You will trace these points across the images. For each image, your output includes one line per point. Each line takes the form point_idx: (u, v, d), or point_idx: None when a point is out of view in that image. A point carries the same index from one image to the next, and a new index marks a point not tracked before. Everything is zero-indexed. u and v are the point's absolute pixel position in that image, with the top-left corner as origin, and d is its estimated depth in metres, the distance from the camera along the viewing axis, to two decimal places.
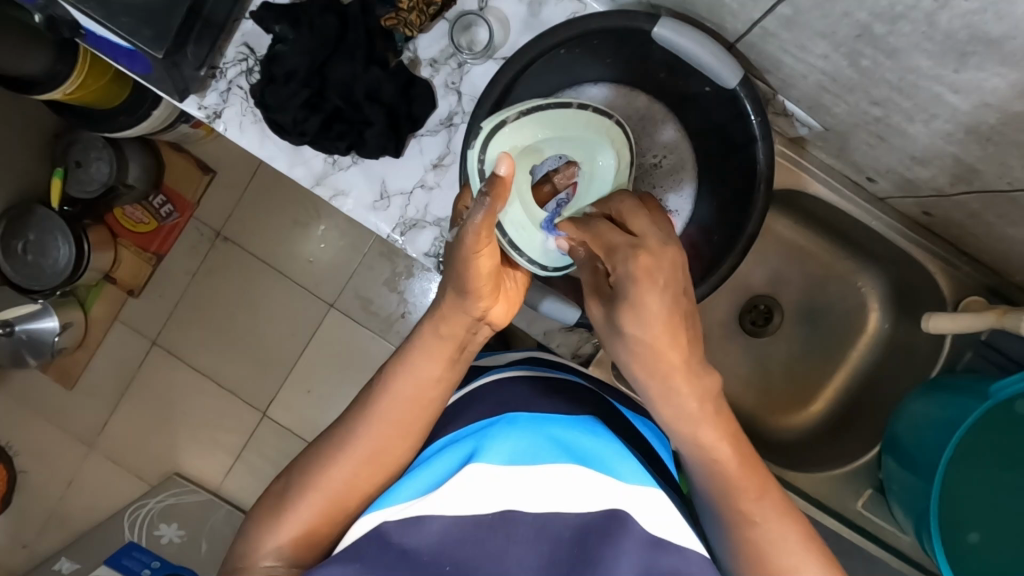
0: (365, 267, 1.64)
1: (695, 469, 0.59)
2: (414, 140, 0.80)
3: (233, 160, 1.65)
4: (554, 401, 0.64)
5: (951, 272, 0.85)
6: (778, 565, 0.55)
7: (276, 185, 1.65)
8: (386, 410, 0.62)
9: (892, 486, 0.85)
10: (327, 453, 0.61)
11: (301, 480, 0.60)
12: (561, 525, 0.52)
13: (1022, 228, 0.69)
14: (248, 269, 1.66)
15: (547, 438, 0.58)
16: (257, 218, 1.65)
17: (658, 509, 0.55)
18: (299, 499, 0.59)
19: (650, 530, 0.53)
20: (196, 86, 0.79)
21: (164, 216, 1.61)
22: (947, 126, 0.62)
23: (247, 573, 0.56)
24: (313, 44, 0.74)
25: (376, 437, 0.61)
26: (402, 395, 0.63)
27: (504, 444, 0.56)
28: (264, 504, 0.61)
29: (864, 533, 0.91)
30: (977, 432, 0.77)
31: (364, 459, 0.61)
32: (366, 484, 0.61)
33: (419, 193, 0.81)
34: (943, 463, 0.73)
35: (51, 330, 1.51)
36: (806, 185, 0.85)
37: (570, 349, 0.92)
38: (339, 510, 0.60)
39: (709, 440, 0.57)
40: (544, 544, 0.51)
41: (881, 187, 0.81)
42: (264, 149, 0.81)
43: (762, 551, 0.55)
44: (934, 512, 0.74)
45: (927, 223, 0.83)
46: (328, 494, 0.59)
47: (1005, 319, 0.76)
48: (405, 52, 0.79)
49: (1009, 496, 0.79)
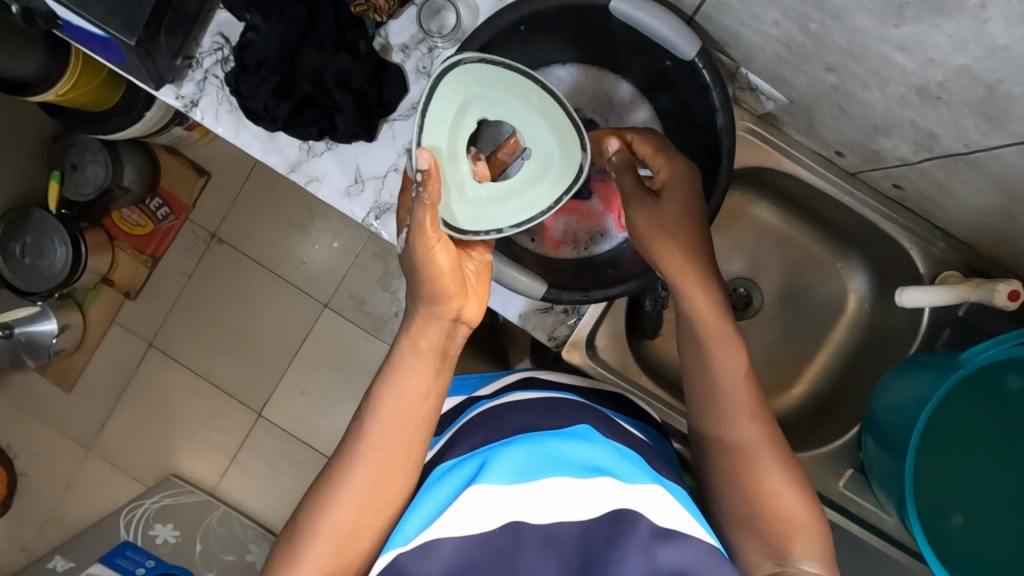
0: (359, 267, 1.68)
1: (700, 416, 0.69)
2: (386, 125, 0.80)
3: (227, 162, 1.69)
4: (549, 415, 0.66)
5: (924, 246, 0.84)
6: (758, 481, 0.64)
7: (271, 187, 1.69)
8: (375, 435, 0.62)
9: (873, 467, 0.84)
10: (325, 493, 0.61)
11: (303, 528, 0.60)
12: (567, 533, 0.54)
13: (987, 195, 0.69)
14: (242, 274, 1.69)
15: (546, 454, 0.58)
16: (251, 218, 1.69)
17: (659, 504, 0.56)
18: (307, 544, 0.59)
19: (657, 526, 0.54)
20: (172, 75, 0.79)
21: (160, 218, 1.66)
22: (900, 89, 0.62)
23: None
24: (282, 31, 0.75)
25: (372, 460, 0.61)
26: (388, 420, 0.62)
27: (505, 463, 0.57)
28: (274, 558, 0.60)
29: (845, 514, 0.90)
30: (955, 401, 0.76)
31: (363, 489, 0.60)
32: (370, 517, 0.60)
33: (392, 177, 0.81)
34: (916, 436, 0.72)
35: (50, 332, 1.54)
36: (775, 162, 0.85)
37: (546, 332, 0.84)
38: (350, 550, 0.60)
39: (710, 379, 0.68)
40: (554, 553, 0.53)
41: (850, 162, 0.81)
42: (240, 137, 0.81)
43: (746, 469, 0.64)
44: (909, 483, 0.72)
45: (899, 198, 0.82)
46: (335, 535, 0.59)
47: (979, 290, 0.77)
48: (377, 37, 0.79)
49: (995, 480, 0.77)
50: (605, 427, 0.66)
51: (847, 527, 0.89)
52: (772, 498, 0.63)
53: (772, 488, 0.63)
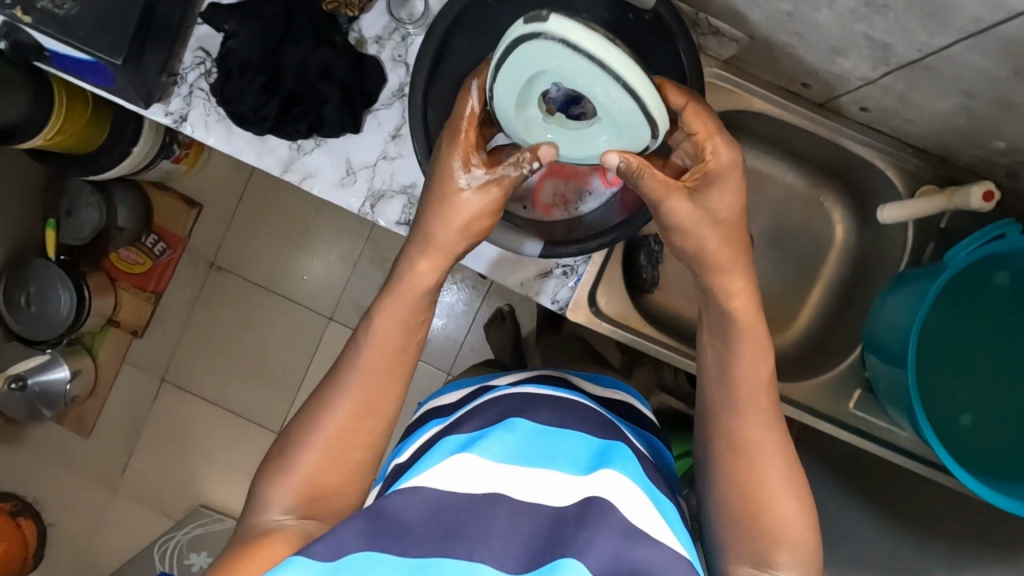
0: (357, 276, 1.75)
1: (711, 401, 0.71)
2: (371, 115, 0.83)
3: (217, 192, 1.75)
4: (551, 411, 0.71)
5: (898, 165, 0.88)
6: (756, 480, 0.67)
7: (262, 212, 1.76)
8: (364, 361, 0.68)
9: (880, 383, 0.86)
10: (317, 409, 0.67)
11: (297, 439, 0.66)
12: (539, 514, 0.59)
13: (948, 99, 0.72)
14: (252, 297, 1.77)
15: (541, 441, 0.67)
16: (249, 243, 1.76)
17: (637, 502, 0.61)
18: (299, 453, 0.65)
19: (630, 523, 0.58)
20: (159, 92, 0.82)
21: (158, 254, 1.67)
22: (848, 4, 0.64)
23: (259, 526, 0.62)
24: (262, 30, 0.78)
25: (362, 382, 0.67)
26: (376, 348, 0.68)
27: (500, 443, 0.65)
28: (262, 470, 0.67)
29: (859, 433, 0.93)
30: (947, 302, 0.83)
31: (344, 421, 0.66)
32: (348, 449, 0.66)
33: (382, 164, 0.84)
34: (914, 336, 0.76)
35: (62, 379, 1.55)
36: (744, 103, 0.89)
37: (548, 297, 0.87)
38: (337, 459, 0.65)
39: (736, 366, 0.71)
40: (528, 525, 0.59)
41: (816, 92, 0.85)
42: (231, 145, 0.84)
43: (750, 468, 0.67)
44: (914, 389, 0.75)
45: (866, 120, 0.86)
46: (326, 445, 0.65)
47: (955, 197, 0.79)
48: (351, 32, 0.83)
49: (1003, 377, 0.82)
50: (614, 429, 0.72)
51: (864, 446, 0.92)
52: (767, 498, 0.66)
53: (771, 498, 0.66)
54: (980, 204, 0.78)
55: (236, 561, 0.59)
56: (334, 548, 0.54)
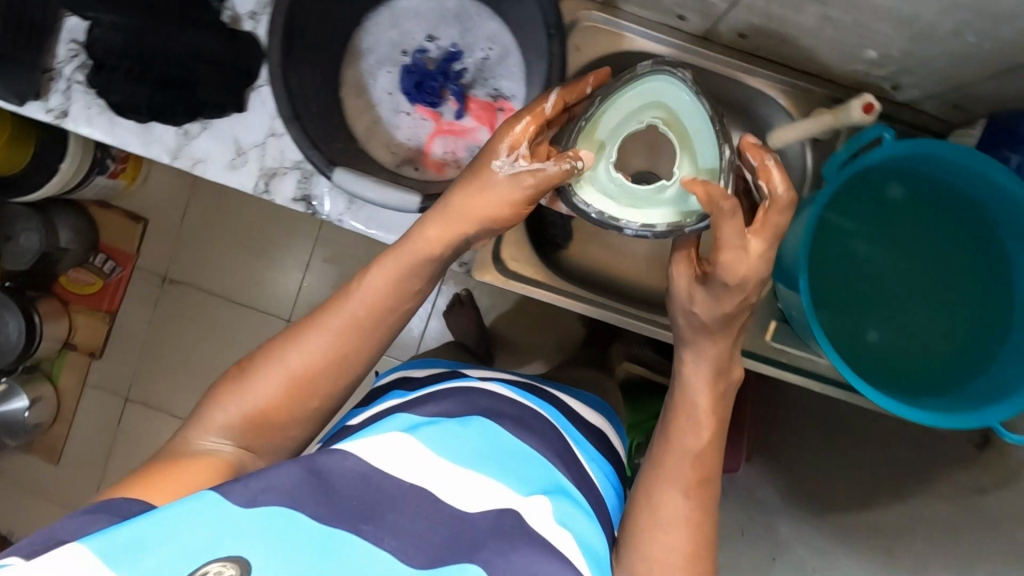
0: (315, 274, 1.66)
1: (677, 442, 0.69)
2: (254, 93, 0.81)
3: (162, 204, 1.69)
4: (522, 428, 0.67)
5: (792, 90, 0.84)
6: (660, 549, 0.64)
7: (215, 222, 1.69)
8: (353, 310, 0.66)
9: (793, 312, 0.85)
10: (289, 342, 0.65)
11: (262, 363, 0.64)
12: (474, 518, 0.55)
13: (808, 12, 0.68)
14: (209, 310, 1.70)
15: (497, 451, 0.63)
16: (205, 254, 1.69)
17: (567, 543, 0.57)
18: (259, 379, 0.63)
19: (561, 558, 0.54)
20: (36, 89, 0.81)
21: (108, 273, 1.66)
22: None
23: (185, 450, 0.60)
24: (120, 16, 0.76)
25: (350, 331, 0.65)
26: (377, 297, 0.66)
27: (458, 441, 0.62)
28: (221, 382, 0.65)
29: (776, 364, 0.92)
30: (841, 211, 0.88)
31: (309, 375, 0.63)
32: (297, 406, 0.63)
33: (271, 142, 0.82)
34: (802, 265, 0.75)
35: (19, 408, 1.55)
36: (624, 44, 0.84)
37: (454, 260, 0.84)
38: (295, 397, 0.63)
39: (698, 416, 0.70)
40: (447, 528, 0.53)
41: (695, 24, 0.80)
42: (116, 136, 0.82)
43: (658, 528, 0.64)
44: (807, 313, 0.74)
45: (751, 48, 0.81)
46: (291, 380, 0.63)
47: (838, 114, 0.72)
48: (224, 11, 0.82)
49: (905, 301, 0.87)
50: (572, 460, 0.69)
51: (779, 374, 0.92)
52: (662, 563, 0.63)
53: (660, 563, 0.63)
54: (863, 118, 0.70)
55: (157, 471, 0.57)
56: (256, 492, 0.50)
